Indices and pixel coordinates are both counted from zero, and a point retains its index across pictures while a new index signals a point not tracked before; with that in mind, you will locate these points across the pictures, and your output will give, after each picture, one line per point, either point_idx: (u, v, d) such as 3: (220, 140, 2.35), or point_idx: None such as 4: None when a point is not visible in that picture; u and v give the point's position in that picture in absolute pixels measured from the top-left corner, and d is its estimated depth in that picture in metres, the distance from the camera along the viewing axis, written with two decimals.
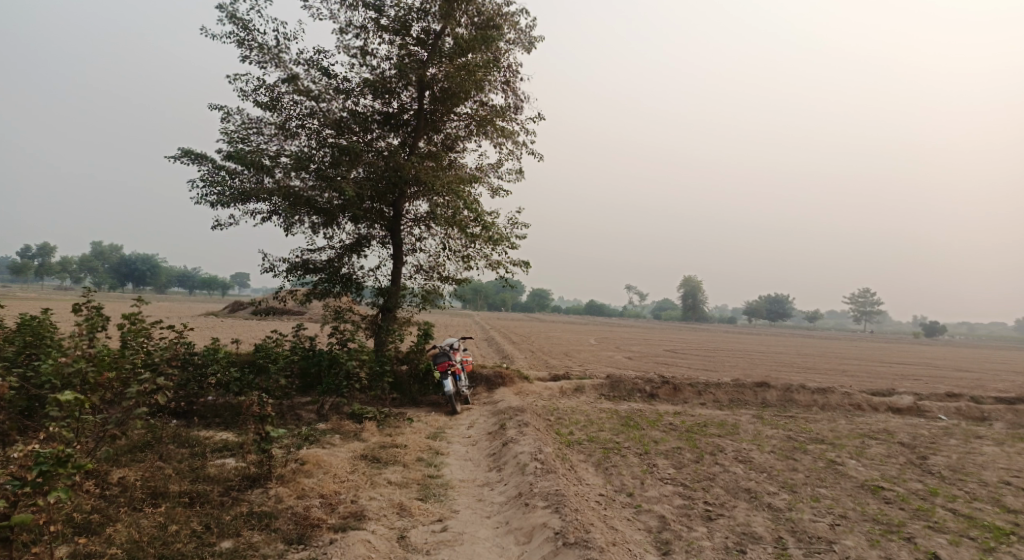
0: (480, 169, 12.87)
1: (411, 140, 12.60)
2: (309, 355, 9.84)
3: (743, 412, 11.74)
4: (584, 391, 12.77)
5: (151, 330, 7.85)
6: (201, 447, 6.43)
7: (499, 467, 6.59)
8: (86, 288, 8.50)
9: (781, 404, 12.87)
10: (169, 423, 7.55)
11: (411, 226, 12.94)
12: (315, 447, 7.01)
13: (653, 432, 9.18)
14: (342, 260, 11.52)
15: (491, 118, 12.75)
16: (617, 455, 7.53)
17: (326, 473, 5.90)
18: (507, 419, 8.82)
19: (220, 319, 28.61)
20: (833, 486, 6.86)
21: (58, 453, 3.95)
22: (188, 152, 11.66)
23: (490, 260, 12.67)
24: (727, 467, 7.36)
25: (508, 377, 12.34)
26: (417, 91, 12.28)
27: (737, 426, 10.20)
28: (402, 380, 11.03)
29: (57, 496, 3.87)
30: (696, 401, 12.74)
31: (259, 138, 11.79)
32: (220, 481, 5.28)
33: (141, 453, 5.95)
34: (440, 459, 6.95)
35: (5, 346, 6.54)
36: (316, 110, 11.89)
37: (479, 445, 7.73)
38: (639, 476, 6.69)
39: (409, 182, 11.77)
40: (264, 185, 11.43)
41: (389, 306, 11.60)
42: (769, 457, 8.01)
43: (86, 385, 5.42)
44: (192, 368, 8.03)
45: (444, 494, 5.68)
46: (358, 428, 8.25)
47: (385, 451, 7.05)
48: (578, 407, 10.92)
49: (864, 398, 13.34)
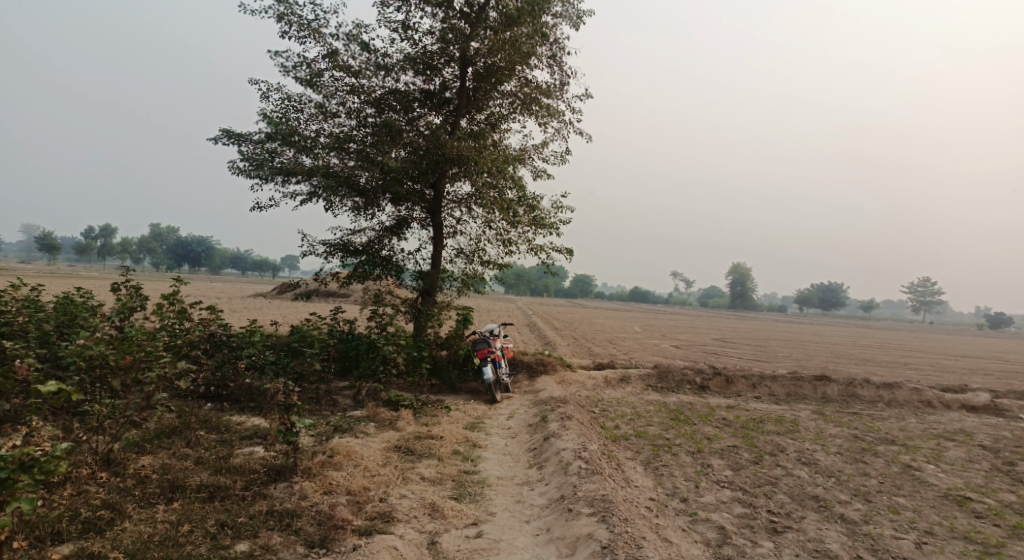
0: (524, 149, 12.32)
1: (453, 118, 12.13)
2: (347, 338, 9.58)
3: (802, 408, 10.92)
4: (630, 382, 12.16)
5: (188, 310, 7.68)
6: (230, 433, 6.20)
7: (540, 465, 6.13)
8: (124, 268, 8.43)
9: (843, 400, 11.97)
10: (203, 406, 7.41)
11: (452, 208, 12.52)
12: (347, 437, 6.69)
13: (706, 428, 8.55)
14: (382, 242, 11.22)
15: (537, 95, 12.15)
16: (667, 454, 6.95)
17: (356, 466, 5.56)
18: (550, 410, 8.35)
19: (266, 301, 29.03)
20: (912, 495, 6.09)
21: (20, 458, 3.54)
22: (227, 132, 11.51)
23: (533, 245, 12.17)
24: (790, 470, 6.70)
25: (550, 365, 11.86)
26: (459, 67, 11.80)
27: (797, 423, 9.44)
28: (441, 366, 10.70)
29: (16, 506, 3.43)
30: (750, 394, 11.98)
31: (299, 116, 11.54)
32: (244, 473, 5.01)
33: (167, 440, 5.75)
34: (477, 453, 6.53)
35: (39, 326, 6.44)
36: (356, 86, 11.56)
37: (519, 439, 7.29)
38: (693, 479, 6.12)
39: (451, 161, 11.34)
40: (303, 164, 11.21)
41: (429, 289, 11.28)
42: (836, 460, 7.29)
43: (107, 370, 5.19)
44: (227, 350, 7.83)
45: (479, 494, 5.26)
46: (394, 415, 7.91)
47: (420, 442, 6.67)
48: (624, 399, 10.37)
49: (936, 395, 12.27)
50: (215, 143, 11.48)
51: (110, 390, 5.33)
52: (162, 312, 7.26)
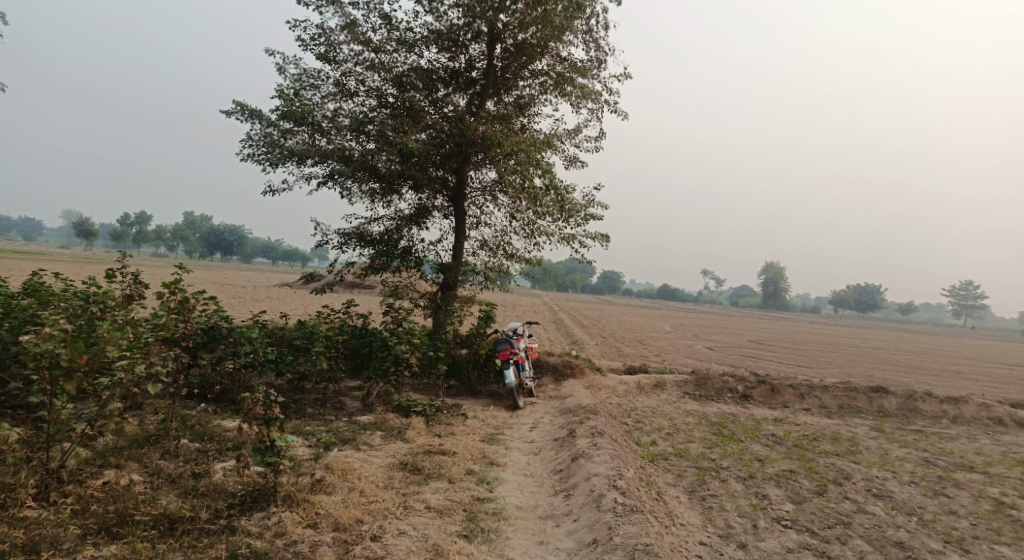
0: (554, 133, 11.38)
1: (478, 99, 11.25)
2: (360, 335, 8.65)
3: (858, 423, 9.79)
4: (665, 388, 11.16)
5: (190, 299, 6.95)
6: (217, 442, 5.49)
7: (568, 492, 5.25)
8: (121, 255, 7.80)
9: (903, 415, 10.75)
10: (191, 408, 6.74)
11: (476, 196, 11.63)
12: (348, 450, 5.90)
13: (755, 446, 7.55)
14: (400, 232, 10.46)
15: (570, 75, 11.19)
16: (715, 480, 6.00)
17: (352, 490, 4.80)
18: (578, 422, 7.41)
19: (291, 293, 28.68)
20: (1020, 544, 5.04)
21: None
22: (241, 106, 10.84)
23: (561, 237, 11.23)
24: (862, 504, 5.67)
25: (578, 368, 10.91)
26: (487, 44, 10.93)
27: (857, 442, 8.37)
28: (460, 366, 9.89)
29: None
30: (797, 406, 10.87)
31: (314, 93, 10.82)
32: (216, 498, 4.34)
33: (141, 451, 5.10)
34: (494, 473, 5.67)
35: (16, 316, 5.83)
36: (376, 62, 10.75)
37: (543, 456, 6.41)
38: (749, 515, 5.15)
39: (475, 146, 10.44)
40: (318, 145, 10.48)
41: (449, 283, 10.47)
42: (913, 491, 6.21)
43: (56, 370, 4.43)
44: (224, 346, 7.14)
45: (495, 531, 4.44)
46: (404, 423, 7.09)
47: (429, 458, 5.84)
48: (659, 408, 9.41)
49: (1009, 411, 10.91)
50: (227, 118, 10.81)
51: (70, 396, 4.62)
52: (161, 302, 6.57)
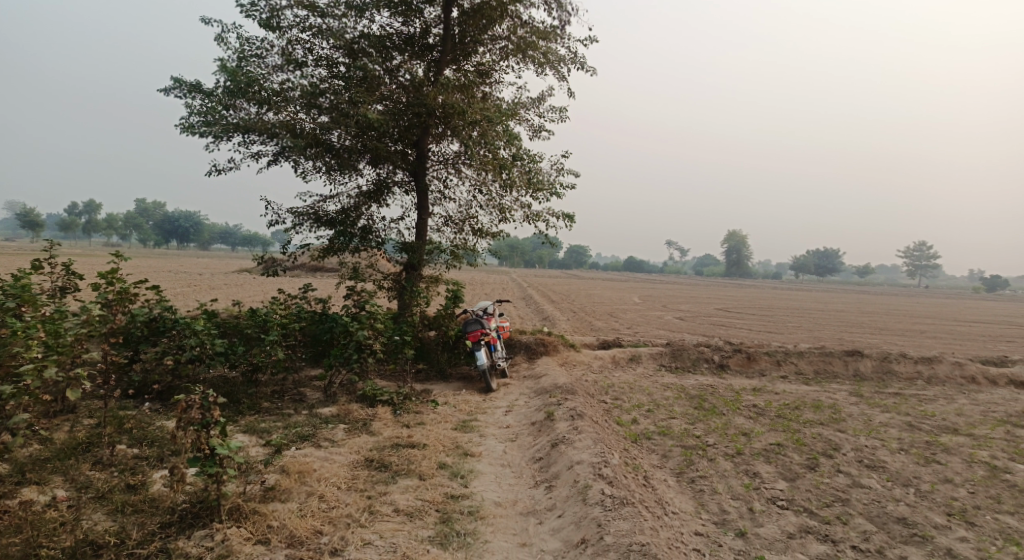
0: (518, 101, 10.80)
1: (436, 67, 10.56)
2: (320, 320, 8.03)
3: (836, 389, 9.66)
4: (641, 361, 10.89)
5: (132, 290, 6.27)
6: (158, 447, 4.89)
7: (549, 483, 4.84)
8: (50, 243, 6.99)
9: (878, 378, 10.70)
10: (132, 408, 6.10)
11: (438, 170, 11.00)
12: (307, 449, 5.36)
13: (738, 420, 7.26)
14: (359, 210, 9.78)
15: (533, 39, 10.57)
16: (703, 459, 5.66)
17: (310, 496, 4.29)
18: (556, 404, 6.98)
19: (250, 279, 27.59)
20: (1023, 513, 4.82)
21: None
22: (179, 81, 9.93)
23: (530, 211, 10.74)
24: (857, 477, 5.39)
25: (551, 345, 10.51)
26: (443, 7, 10.22)
27: (839, 409, 8.18)
28: (428, 348, 9.38)
29: None
30: (774, 373, 10.71)
31: (259, 64, 9.97)
32: (151, 517, 3.82)
33: (68, 462, 4.47)
34: (469, 465, 5.22)
35: None
36: (324, 28, 9.94)
37: (520, 443, 5.97)
38: (743, 497, 4.82)
39: (436, 117, 9.77)
40: (265, 119, 9.65)
41: (413, 263, 9.89)
42: (905, 458, 5.99)
43: None
44: (167, 339, 6.50)
45: (472, 534, 4.02)
46: (370, 414, 6.57)
47: (397, 452, 5.35)
48: (636, 383, 9.08)
49: (980, 368, 10.95)
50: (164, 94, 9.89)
51: None
52: (100, 294, 5.92)
